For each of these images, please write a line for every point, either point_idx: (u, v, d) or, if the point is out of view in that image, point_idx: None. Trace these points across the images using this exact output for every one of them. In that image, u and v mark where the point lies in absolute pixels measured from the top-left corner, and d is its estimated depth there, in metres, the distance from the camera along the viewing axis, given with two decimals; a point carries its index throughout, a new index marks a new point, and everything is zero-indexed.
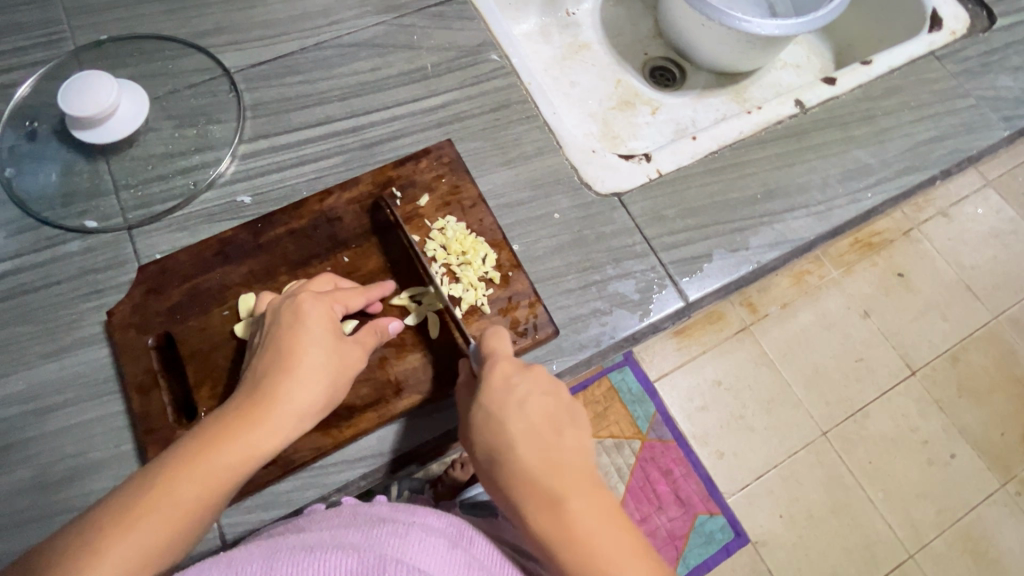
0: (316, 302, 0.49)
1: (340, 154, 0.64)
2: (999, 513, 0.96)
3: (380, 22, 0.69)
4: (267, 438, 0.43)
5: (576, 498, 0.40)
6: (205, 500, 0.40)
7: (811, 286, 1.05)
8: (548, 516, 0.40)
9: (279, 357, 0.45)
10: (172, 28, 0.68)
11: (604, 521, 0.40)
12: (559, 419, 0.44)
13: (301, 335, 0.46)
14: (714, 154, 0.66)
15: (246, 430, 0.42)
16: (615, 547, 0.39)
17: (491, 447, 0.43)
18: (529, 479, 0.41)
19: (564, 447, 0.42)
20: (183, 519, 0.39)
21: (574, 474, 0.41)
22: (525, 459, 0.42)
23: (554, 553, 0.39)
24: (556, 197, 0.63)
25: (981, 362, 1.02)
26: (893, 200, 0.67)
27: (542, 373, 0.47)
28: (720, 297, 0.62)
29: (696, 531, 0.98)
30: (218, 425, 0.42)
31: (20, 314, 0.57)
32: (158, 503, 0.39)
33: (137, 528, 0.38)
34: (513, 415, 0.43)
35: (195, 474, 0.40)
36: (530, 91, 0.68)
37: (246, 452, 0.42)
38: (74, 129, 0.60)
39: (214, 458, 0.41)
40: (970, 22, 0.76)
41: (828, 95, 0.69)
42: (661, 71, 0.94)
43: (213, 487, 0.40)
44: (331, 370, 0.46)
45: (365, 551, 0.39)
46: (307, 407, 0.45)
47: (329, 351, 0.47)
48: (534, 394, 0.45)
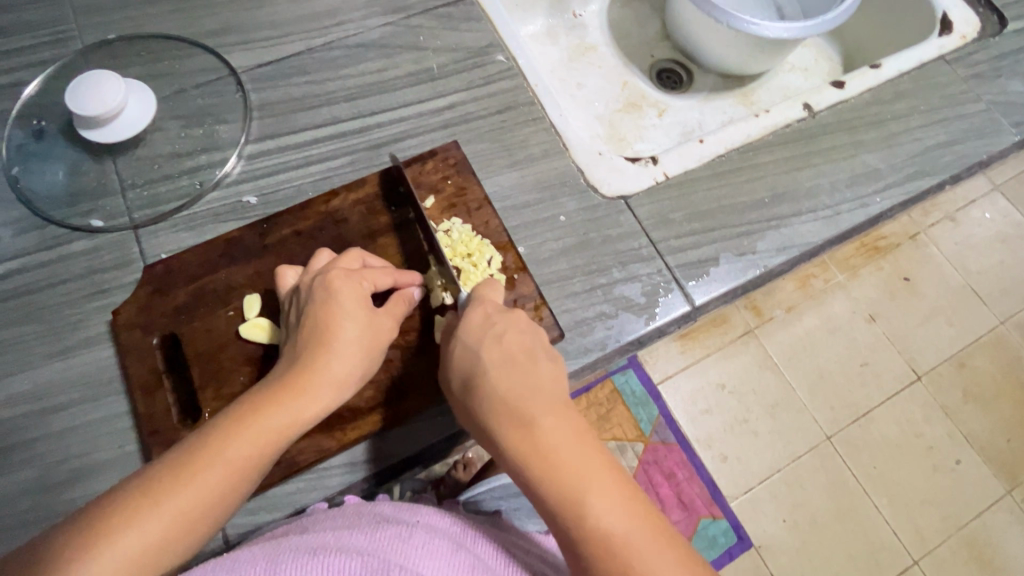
0: (348, 279, 0.48)
1: (346, 154, 0.64)
2: (1005, 519, 0.95)
3: (386, 23, 0.69)
4: (314, 404, 0.44)
5: (546, 418, 0.41)
6: (258, 458, 0.41)
7: (817, 289, 1.04)
8: (519, 440, 0.40)
9: (317, 329, 0.46)
10: (179, 27, 0.69)
11: (570, 439, 0.40)
12: (533, 352, 0.45)
13: (338, 309, 0.47)
14: (721, 158, 0.66)
15: (293, 396, 0.43)
16: (587, 462, 0.39)
17: (467, 378, 0.44)
18: (498, 407, 0.41)
19: (538, 376, 0.43)
20: (239, 477, 0.40)
21: (542, 399, 0.42)
22: (498, 386, 0.42)
23: (522, 472, 0.39)
24: (562, 199, 0.63)
25: (988, 368, 1.01)
26: (902, 205, 0.66)
27: (521, 315, 0.47)
28: (726, 301, 0.62)
29: (700, 534, 0.97)
30: (264, 392, 0.43)
31: (27, 312, 0.58)
32: (214, 459, 0.40)
33: (195, 481, 0.39)
34: (489, 349, 0.44)
35: (247, 434, 0.41)
36: (537, 93, 0.68)
37: (294, 416, 0.43)
38: (134, 114, 0.62)
39: (264, 420, 0.42)
40: (981, 26, 0.75)
41: (837, 99, 0.69)
42: (668, 73, 0.94)
43: (265, 447, 0.41)
44: (367, 345, 0.47)
45: (368, 555, 0.38)
46: (349, 376, 0.46)
47: (362, 325, 0.47)
48: (509, 333, 0.45)
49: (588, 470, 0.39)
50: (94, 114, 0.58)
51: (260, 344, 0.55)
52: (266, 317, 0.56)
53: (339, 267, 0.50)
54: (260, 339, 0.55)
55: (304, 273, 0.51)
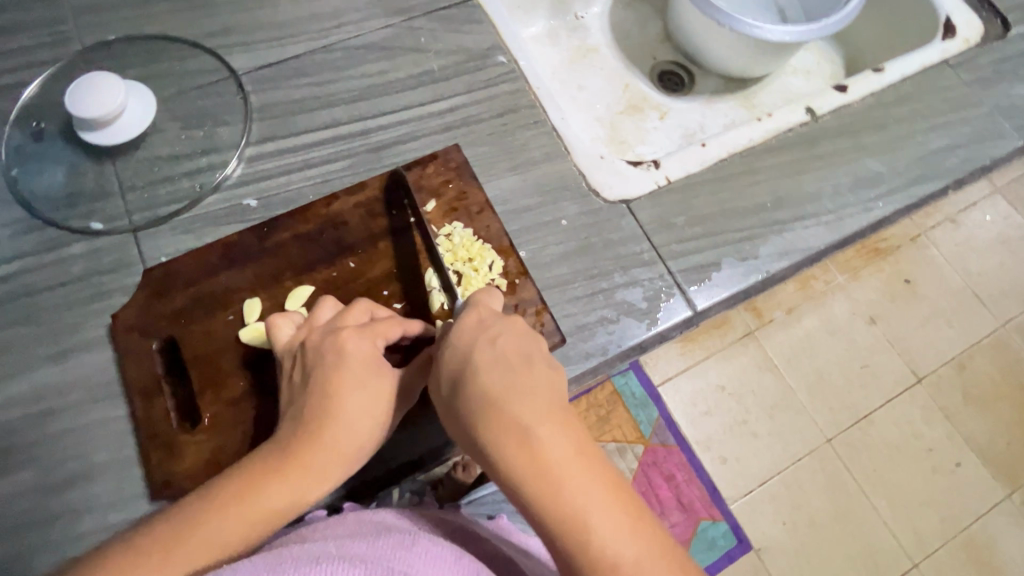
0: (361, 336, 0.47)
1: (347, 157, 0.64)
2: (1005, 523, 0.95)
3: (387, 24, 0.69)
4: (324, 475, 0.41)
5: (542, 426, 0.38)
6: (259, 530, 0.38)
7: (817, 292, 1.04)
8: (514, 449, 0.38)
9: (329, 389, 0.43)
10: (179, 28, 0.68)
11: (567, 448, 0.38)
12: (529, 356, 0.43)
13: (349, 374, 0.44)
14: (723, 161, 0.65)
15: (303, 463, 0.40)
16: (585, 472, 0.37)
17: (459, 382, 0.42)
18: (491, 411, 0.39)
19: (534, 380, 0.41)
20: (238, 552, 0.37)
21: (539, 404, 0.40)
22: (492, 388, 0.40)
23: (516, 483, 0.37)
24: (563, 203, 0.63)
25: (989, 371, 1.01)
26: (904, 210, 0.66)
27: (519, 321, 0.46)
28: (728, 306, 0.61)
29: (699, 537, 0.97)
30: (271, 458, 0.40)
31: (25, 315, 0.57)
32: (203, 536, 0.36)
33: (179, 558, 0.35)
34: (483, 351, 0.42)
35: (244, 508, 0.38)
36: (539, 96, 0.67)
37: (303, 487, 0.40)
38: (137, 108, 0.62)
39: (269, 487, 0.39)
40: (984, 29, 0.75)
41: (839, 103, 0.69)
42: (669, 75, 0.94)
43: (269, 519, 0.38)
44: (377, 412, 0.44)
45: (372, 560, 0.38)
46: (362, 442, 0.43)
47: (373, 392, 0.44)
48: (505, 335, 0.43)
49: (586, 482, 0.37)
50: (103, 113, 0.58)
51: (259, 349, 0.55)
52: (266, 322, 0.56)
53: (350, 326, 0.48)
54: (260, 343, 0.55)
55: (309, 326, 0.49)
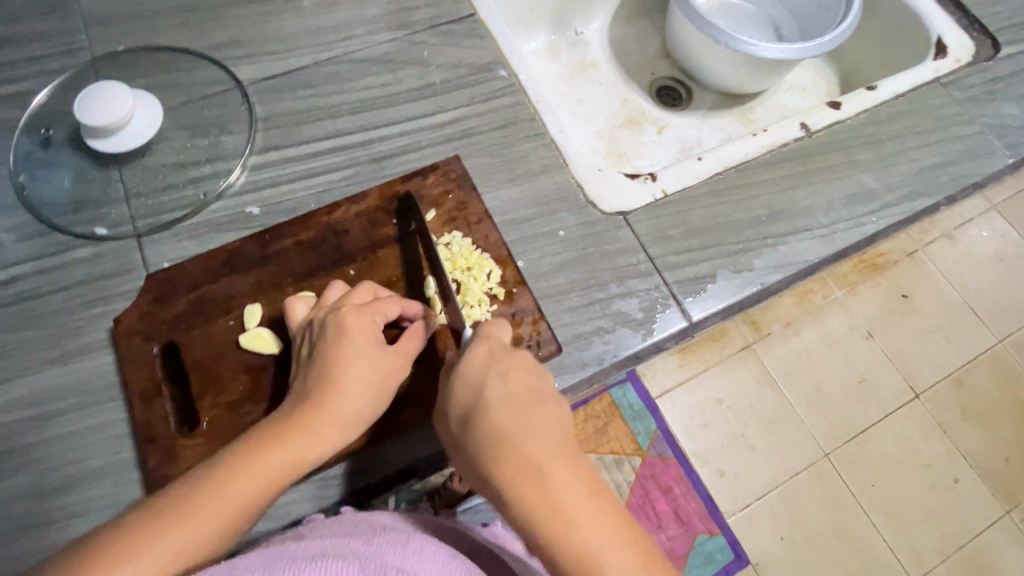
0: (361, 314, 0.49)
1: (349, 167, 0.65)
2: (1003, 540, 0.95)
3: (391, 38, 0.71)
4: (317, 446, 0.44)
5: (553, 463, 0.41)
6: (257, 498, 0.42)
7: (815, 305, 1.05)
8: (524, 487, 0.40)
9: (328, 367, 0.47)
10: (187, 39, 0.70)
11: (577, 487, 0.40)
12: (537, 392, 0.44)
13: (349, 349, 0.47)
14: (719, 175, 0.66)
15: (299, 434, 0.44)
16: (592, 511, 0.40)
17: (468, 420, 0.43)
18: (502, 448, 0.41)
19: (542, 417, 0.43)
20: (237, 512, 0.41)
21: (547, 443, 0.42)
22: (501, 428, 0.42)
23: (525, 519, 0.39)
24: (561, 214, 0.64)
25: (986, 387, 1.01)
26: (897, 225, 0.67)
27: (527, 355, 0.47)
28: (723, 317, 0.62)
29: (695, 551, 0.97)
30: (272, 429, 0.44)
31: (27, 318, 0.58)
32: (215, 496, 0.40)
33: (195, 515, 0.39)
34: (494, 388, 0.44)
35: (250, 472, 0.42)
36: (538, 109, 0.69)
37: (298, 454, 0.43)
38: (150, 114, 0.63)
39: (267, 458, 0.42)
40: (975, 50, 0.77)
41: (833, 119, 0.70)
42: (667, 91, 0.95)
43: (265, 487, 0.42)
44: (376, 383, 0.47)
45: (365, 558, 0.38)
46: (355, 416, 0.46)
47: (372, 365, 0.47)
48: (515, 373, 0.45)
49: (594, 520, 0.39)
50: (118, 117, 0.60)
51: (259, 355, 0.55)
52: (265, 327, 0.56)
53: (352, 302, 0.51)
54: (259, 349, 0.55)
55: (319, 306, 0.52)
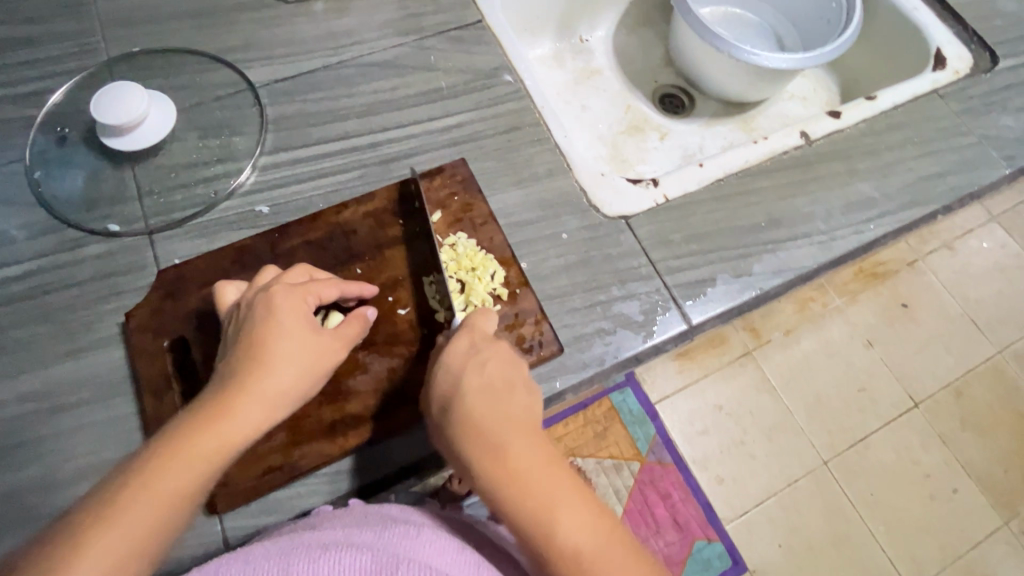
0: (289, 294, 0.49)
1: (357, 168, 0.66)
2: (1000, 549, 0.95)
3: (400, 43, 0.72)
4: (248, 429, 0.42)
5: (523, 450, 0.42)
6: (189, 489, 0.39)
7: (815, 313, 1.06)
8: (495, 471, 0.41)
9: (254, 348, 0.45)
10: (201, 42, 0.71)
11: (546, 472, 0.42)
12: (514, 381, 0.45)
13: (276, 327, 0.46)
14: (720, 182, 0.68)
15: (225, 418, 0.42)
16: (562, 497, 0.41)
17: (445, 406, 0.44)
18: (474, 435, 0.42)
19: (515, 405, 0.44)
20: (169, 507, 0.38)
21: (520, 428, 0.43)
22: (473, 416, 0.43)
23: (496, 501, 0.41)
24: (564, 217, 0.65)
25: (984, 397, 1.02)
26: (894, 234, 0.68)
27: (506, 346, 0.48)
28: (722, 322, 0.63)
29: (694, 557, 0.98)
30: (198, 414, 0.42)
31: (40, 313, 0.59)
32: (144, 489, 0.38)
33: (122, 512, 0.37)
34: (469, 377, 0.45)
35: (179, 458, 0.39)
36: (543, 115, 0.70)
37: (227, 438, 0.41)
38: (162, 115, 0.65)
39: (197, 441, 0.41)
40: (974, 62, 0.78)
41: (833, 128, 0.71)
42: (670, 98, 0.97)
43: (197, 476, 0.40)
44: (308, 360, 0.47)
45: (378, 550, 0.39)
46: (287, 396, 0.45)
47: (302, 342, 0.47)
48: (492, 361, 0.46)
49: (563, 506, 0.41)
50: (129, 117, 0.61)
51: None
52: None
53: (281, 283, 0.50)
54: None
55: (247, 288, 0.51)
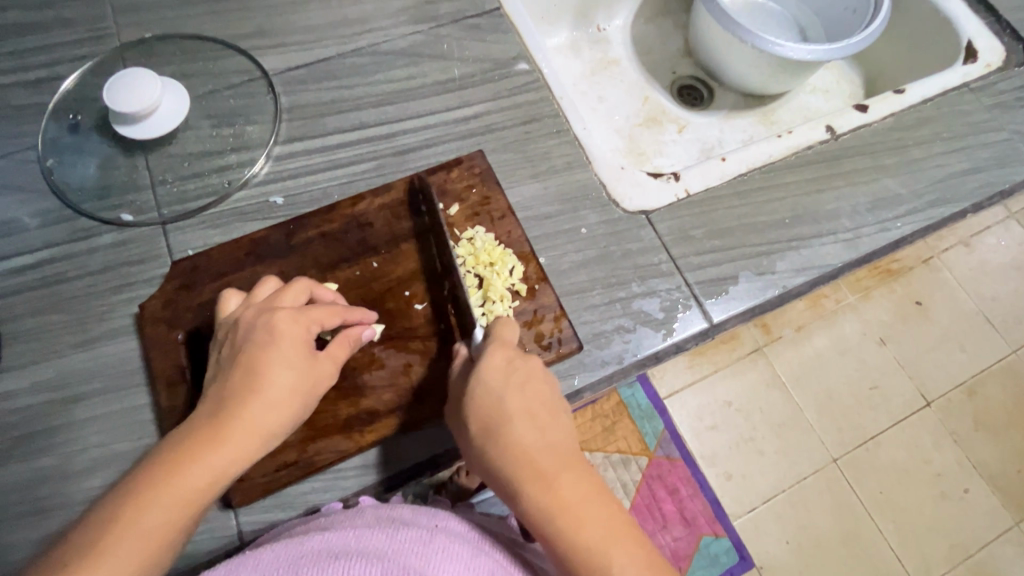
0: (289, 322, 0.48)
1: (372, 159, 0.65)
2: (1013, 551, 0.94)
3: (416, 31, 0.70)
4: (237, 465, 0.44)
5: (568, 475, 0.42)
6: (177, 523, 0.41)
7: (828, 310, 1.05)
8: (542, 497, 0.41)
9: (249, 378, 0.46)
10: (213, 28, 0.70)
11: (592, 497, 0.42)
12: (552, 404, 0.46)
13: (272, 360, 0.46)
14: (743, 176, 0.66)
15: (216, 451, 0.43)
16: (609, 522, 0.41)
17: (488, 428, 0.44)
18: (515, 461, 0.43)
19: (555, 429, 0.44)
20: (154, 548, 0.39)
21: (561, 455, 0.43)
22: (515, 441, 0.43)
23: (543, 526, 0.41)
24: (583, 212, 0.63)
25: (998, 397, 1.00)
26: (922, 231, 0.66)
27: (538, 362, 0.48)
28: (744, 320, 0.61)
29: (701, 552, 0.96)
30: (191, 446, 0.43)
31: (53, 302, 0.59)
32: (131, 528, 0.39)
33: (109, 552, 0.38)
34: (511, 398, 0.45)
35: (167, 497, 0.40)
36: (562, 106, 0.68)
37: (216, 472, 0.42)
38: (173, 112, 0.63)
39: (187, 480, 0.41)
40: (1006, 55, 0.76)
41: (860, 123, 0.69)
42: (689, 90, 0.95)
43: (182, 513, 0.41)
44: (300, 394, 0.47)
45: (389, 560, 0.39)
46: (275, 430, 0.45)
47: (296, 374, 0.47)
48: (530, 383, 0.46)
49: (611, 532, 0.41)
50: (136, 106, 0.60)
51: None
52: None
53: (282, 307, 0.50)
54: None
55: (246, 306, 0.51)
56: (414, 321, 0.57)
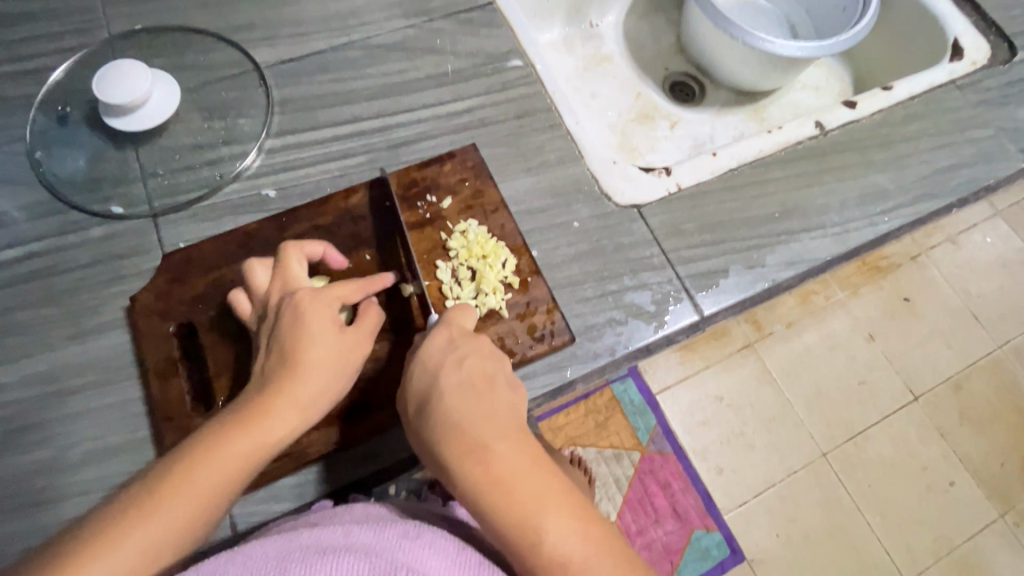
0: (314, 299, 0.49)
1: (365, 153, 0.65)
2: (996, 542, 0.96)
3: (409, 25, 0.70)
4: (280, 427, 0.44)
5: (500, 443, 0.42)
6: (223, 484, 0.42)
7: (818, 305, 1.06)
8: (473, 465, 0.41)
9: (285, 354, 0.46)
10: (205, 21, 0.70)
11: (523, 464, 0.42)
12: (493, 378, 0.46)
13: (306, 333, 0.47)
14: (733, 171, 0.67)
15: (257, 419, 0.44)
16: (544, 486, 0.41)
17: (424, 403, 0.45)
18: (452, 433, 0.42)
19: (493, 402, 0.44)
20: (203, 506, 0.41)
21: (498, 426, 0.43)
22: (451, 411, 0.43)
23: (476, 497, 0.41)
24: (576, 205, 0.64)
25: (983, 390, 1.02)
26: (908, 226, 0.67)
27: (486, 341, 0.49)
28: (734, 313, 0.62)
29: (692, 546, 0.97)
30: (231, 417, 0.44)
31: (44, 295, 0.58)
32: (180, 490, 0.40)
33: (159, 513, 0.39)
34: (447, 374, 0.45)
35: (211, 460, 0.42)
36: (555, 100, 0.69)
37: (259, 440, 0.43)
38: (163, 99, 0.63)
39: (230, 445, 0.42)
40: (991, 53, 0.77)
41: (848, 119, 0.70)
42: (680, 87, 0.95)
43: (227, 476, 0.42)
44: (337, 363, 0.48)
45: (376, 554, 0.39)
46: (315, 397, 0.46)
47: (331, 345, 0.48)
48: (469, 360, 0.46)
49: (543, 496, 0.41)
50: (122, 92, 0.59)
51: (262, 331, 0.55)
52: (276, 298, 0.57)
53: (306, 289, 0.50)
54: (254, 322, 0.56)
55: (266, 295, 0.51)
56: (407, 311, 0.57)
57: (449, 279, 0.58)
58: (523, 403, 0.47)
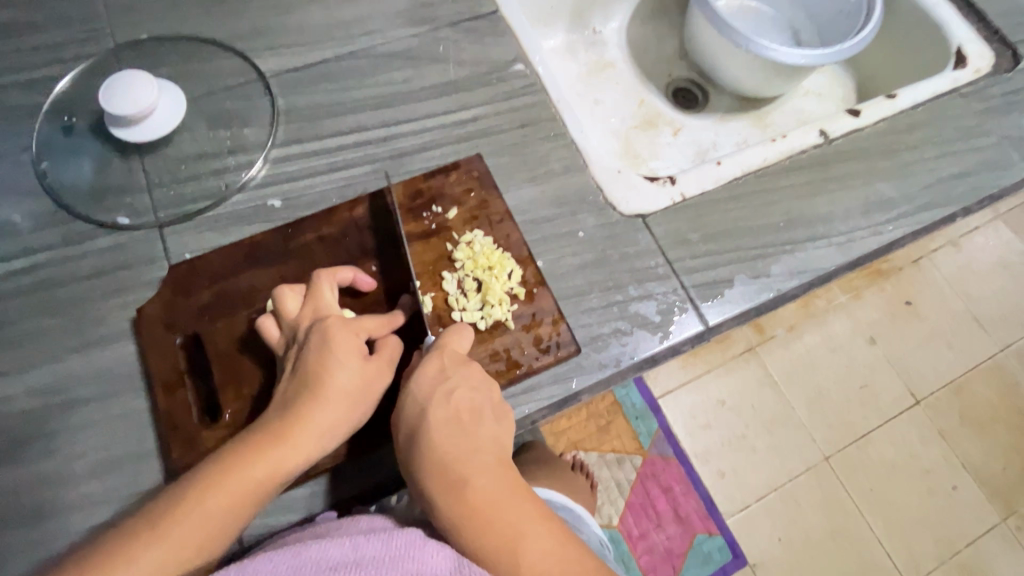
0: (342, 328, 0.49)
1: (370, 162, 0.65)
2: (999, 545, 0.96)
3: (414, 33, 0.70)
4: (295, 457, 0.44)
5: (484, 480, 0.43)
6: (236, 510, 0.42)
7: (819, 310, 1.06)
8: (457, 503, 0.42)
9: (307, 380, 0.47)
10: (210, 30, 0.70)
11: (506, 501, 0.43)
12: (480, 411, 0.46)
13: (330, 361, 0.47)
14: (738, 180, 0.67)
15: (274, 447, 0.44)
16: (526, 521, 0.42)
17: (412, 437, 0.45)
18: (437, 471, 0.43)
19: (479, 437, 0.45)
20: (213, 530, 0.42)
21: (482, 462, 0.44)
22: (437, 448, 0.44)
23: (460, 534, 0.42)
24: (581, 215, 0.64)
25: (985, 396, 1.02)
26: (913, 235, 0.67)
27: (478, 369, 0.48)
28: (740, 323, 0.62)
29: (695, 551, 0.96)
30: (251, 442, 0.45)
31: (49, 306, 0.58)
32: (193, 513, 0.41)
33: (171, 534, 0.40)
34: (434, 409, 0.45)
35: (224, 486, 0.42)
36: (559, 109, 0.69)
37: (274, 468, 0.44)
38: (168, 109, 0.63)
39: (245, 471, 0.43)
40: (996, 60, 0.77)
41: (852, 127, 0.70)
42: (684, 93, 0.95)
43: (238, 502, 0.42)
44: (358, 393, 0.48)
45: (381, 564, 0.39)
46: (332, 427, 0.46)
47: (353, 375, 0.47)
48: (457, 393, 0.46)
49: (525, 532, 0.42)
50: (128, 101, 0.59)
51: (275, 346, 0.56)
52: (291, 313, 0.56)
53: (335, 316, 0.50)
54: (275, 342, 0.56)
55: (293, 318, 0.51)
56: (412, 323, 0.56)
57: (455, 291, 0.58)
58: (509, 433, 0.47)
